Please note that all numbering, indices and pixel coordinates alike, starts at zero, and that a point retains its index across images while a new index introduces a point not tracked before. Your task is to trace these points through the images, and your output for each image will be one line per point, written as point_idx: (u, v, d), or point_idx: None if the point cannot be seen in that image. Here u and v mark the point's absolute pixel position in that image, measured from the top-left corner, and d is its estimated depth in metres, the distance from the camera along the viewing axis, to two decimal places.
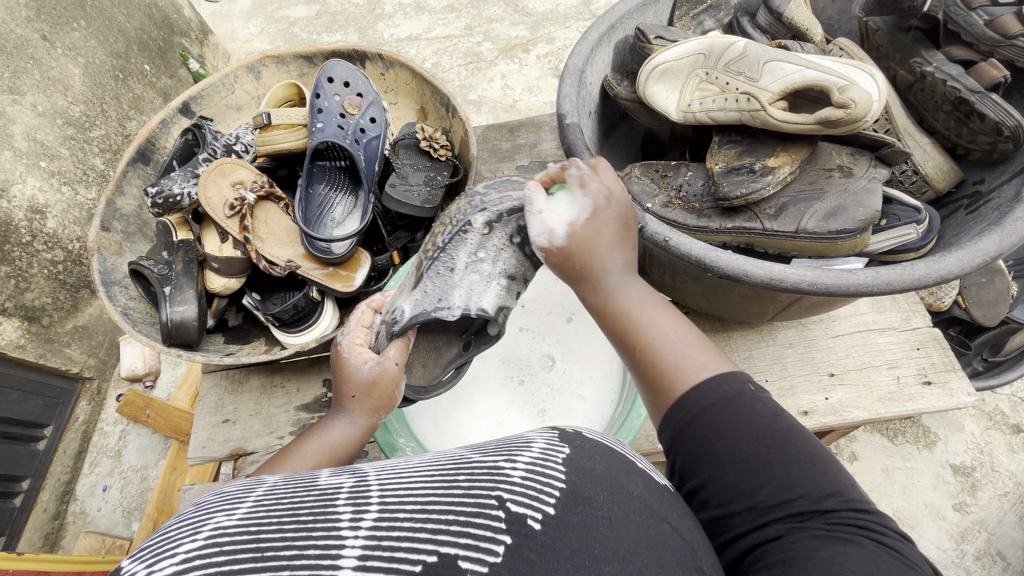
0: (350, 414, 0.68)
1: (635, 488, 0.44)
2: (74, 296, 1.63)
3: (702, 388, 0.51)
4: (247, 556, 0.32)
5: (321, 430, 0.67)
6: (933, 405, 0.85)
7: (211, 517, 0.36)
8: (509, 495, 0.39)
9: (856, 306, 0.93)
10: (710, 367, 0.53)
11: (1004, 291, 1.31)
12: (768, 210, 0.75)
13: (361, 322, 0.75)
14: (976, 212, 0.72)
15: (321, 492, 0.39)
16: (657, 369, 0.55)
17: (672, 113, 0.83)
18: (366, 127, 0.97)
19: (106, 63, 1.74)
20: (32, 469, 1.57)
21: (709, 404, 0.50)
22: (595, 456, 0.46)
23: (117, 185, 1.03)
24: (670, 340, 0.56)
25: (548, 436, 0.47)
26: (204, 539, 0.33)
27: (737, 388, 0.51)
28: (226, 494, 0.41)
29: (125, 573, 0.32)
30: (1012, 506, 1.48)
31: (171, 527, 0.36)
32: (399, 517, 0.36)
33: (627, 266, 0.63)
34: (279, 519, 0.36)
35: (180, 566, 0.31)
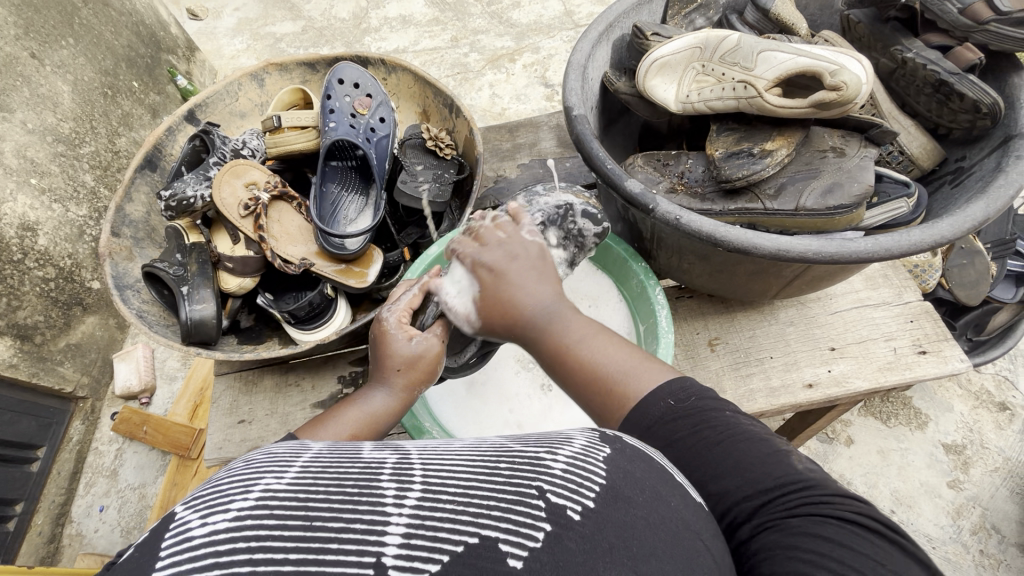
0: (391, 388, 0.67)
1: (673, 498, 0.42)
2: (67, 313, 1.61)
3: (648, 400, 0.53)
4: (297, 522, 0.33)
5: (362, 399, 0.66)
6: (929, 372, 0.89)
7: (262, 475, 0.37)
8: (550, 486, 0.38)
9: (851, 284, 0.98)
10: (651, 381, 0.54)
11: (984, 271, 1.37)
12: (768, 190, 0.79)
13: (409, 303, 0.73)
14: (960, 185, 0.77)
15: (366, 464, 0.39)
16: (599, 388, 0.56)
17: (672, 104, 0.87)
18: (376, 126, 1.02)
19: (94, 80, 1.74)
20: (26, 492, 1.54)
21: (658, 419, 0.51)
22: (636, 459, 0.44)
23: (126, 192, 1.04)
24: (615, 364, 0.56)
25: (588, 434, 0.46)
26: (254, 500, 0.34)
27: (678, 404, 0.52)
28: (271, 454, 0.41)
29: (181, 524, 0.34)
30: (1002, 480, 1.54)
31: (221, 481, 0.37)
32: (442, 499, 0.36)
33: (555, 294, 0.61)
34: (327, 486, 0.36)
35: (232, 524, 0.32)
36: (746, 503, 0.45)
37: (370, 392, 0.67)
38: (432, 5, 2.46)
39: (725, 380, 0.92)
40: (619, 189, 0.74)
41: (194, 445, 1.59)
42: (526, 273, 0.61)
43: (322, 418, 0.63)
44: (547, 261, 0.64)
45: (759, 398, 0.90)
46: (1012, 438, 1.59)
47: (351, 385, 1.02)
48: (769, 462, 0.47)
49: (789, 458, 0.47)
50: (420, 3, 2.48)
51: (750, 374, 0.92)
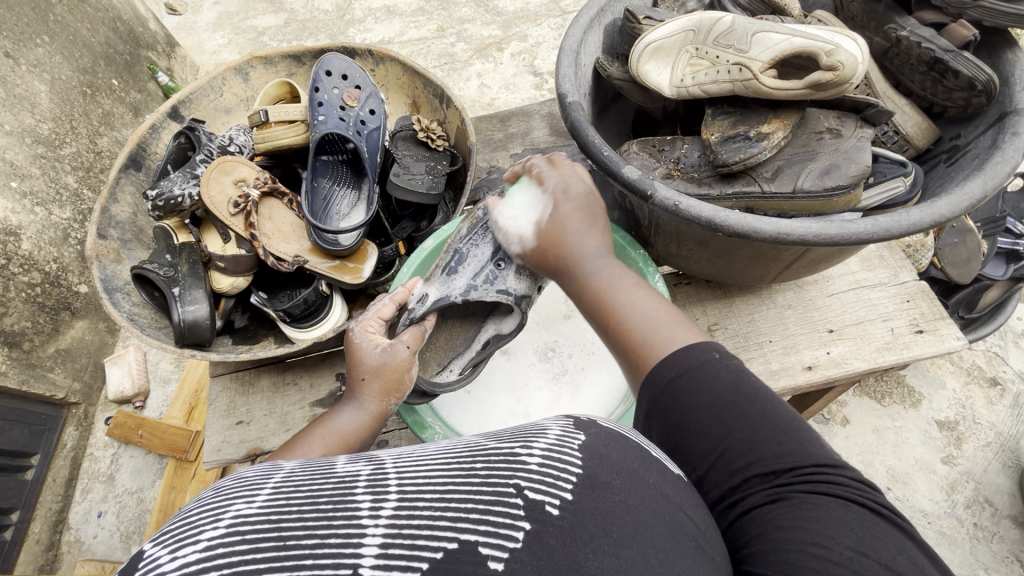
0: (360, 400, 0.70)
1: (650, 477, 0.43)
2: (55, 319, 1.58)
3: (688, 349, 0.52)
4: (269, 545, 0.32)
5: (331, 418, 0.68)
6: (926, 351, 0.90)
7: (232, 502, 0.35)
8: (527, 483, 0.38)
9: (848, 266, 0.98)
10: (682, 339, 0.54)
11: (975, 249, 1.38)
12: (765, 174, 0.79)
13: (379, 313, 0.79)
14: (956, 163, 0.77)
15: (340, 479, 0.38)
16: (629, 343, 0.56)
17: (666, 88, 0.86)
18: (366, 119, 0.98)
19: (72, 78, 1.69)
20: (21, 501, 1.51)
21: (668, 382, 0.51)
22: (609, 442, 0.45)
23: (111, 192, 1.01)
24: (647, 315, 0.57)
25: (563, 422, 0.46)
26: (226, 527, 0.33)
27: (708, 356, 0.51)
28: (243, 477, 0.39)
29: (148, 561, 0.31)
30: (994, 454, 1.57)
31: (191, 512, 0.35)
32: (419, 506, 0.35)
33: (603, 246, 0.66)
34: (300, 506, 0.35)
35: (203, 554, 0.31)
36: (742, 464, 0.46)
37: (339, 411, 0.68)
38: None
39: None
40: (617, 175, 0.74)
41: (191, 447, 1.58)
42: (576, 228, 0.68)
43: (292, 443, 0.63)
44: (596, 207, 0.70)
45: (759, 382, 0.91)
46: (1003, 413, 1.62)
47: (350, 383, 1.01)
48: (784, 436, 0.47)
49: (809, 445, 0.46)
50: None
51: (749, 358, 0.92)
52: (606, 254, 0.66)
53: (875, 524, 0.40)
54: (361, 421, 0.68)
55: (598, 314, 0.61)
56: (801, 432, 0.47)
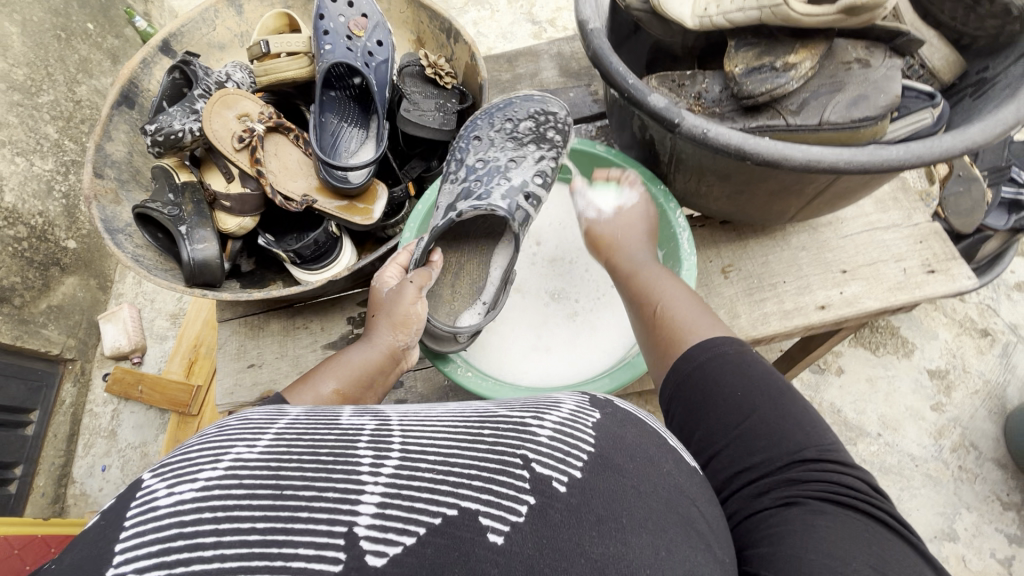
0: (373, 339, 0.75)
1: (664, 465, 0.47)
2: (44, 274, 1.54)
3: (708, 343, 0.61)
4: (266, 493, 0.34)
5: (347, 354, 0.74)
6: (937, 290, 0.91)
7: (234, 444, 0.37)
8: (534, 455, 0.41)
9: (862, 207, 0.98)
10: (709, 330, 0.63)
11: (979, 201, 1.40)
12: (791, 106, 0.77)
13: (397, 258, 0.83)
14: (983, 96, 0.75)
15: (344, 430, 0.40)
16: (664, 326, 0.66)
17: (688, 19, 0.84)
18: (373, 51, 0.94)
19: (45, 21, 1.59)
20: (23, 455, 1.52)
21: (716, 356, 0.59)
22: (624, 424, 0.49)
23: (104, 130, 0.97)
24: (676, 303, 0.68)
25: (578, 400, 0.50)
26: (225, 469, 0.35)
27: (729, 347, 0.60)
28: (247, 419, 0.42)
29: (147, 492, 0.34)
30: (982, 401, 1.62)
31: (192, 449, 0.37)
32: (422, 467, 0.38)
33: (646, 248, 0.78)
34: (300, 455, 0.37)
35: (200, 493, 0.33)
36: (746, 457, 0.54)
37: (352, 348, 0.74)
38: None
39: (739, 306, 0.93)
40: (641, 105, 0.71)
41: (194, 400, 1.57)
42: (625, 227, 0.81)
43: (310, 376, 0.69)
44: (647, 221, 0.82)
45: (773, 321, 0.91)
46: (992, 361, 1.66)
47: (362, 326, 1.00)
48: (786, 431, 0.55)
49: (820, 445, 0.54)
50: None
51: (763, 298, 0.93)
52: (649, 252, 0.78)
53: (868, 525, 0.47)
54: (372, 358, 0.73)
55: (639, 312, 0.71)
56: (801, 431, 0.54)
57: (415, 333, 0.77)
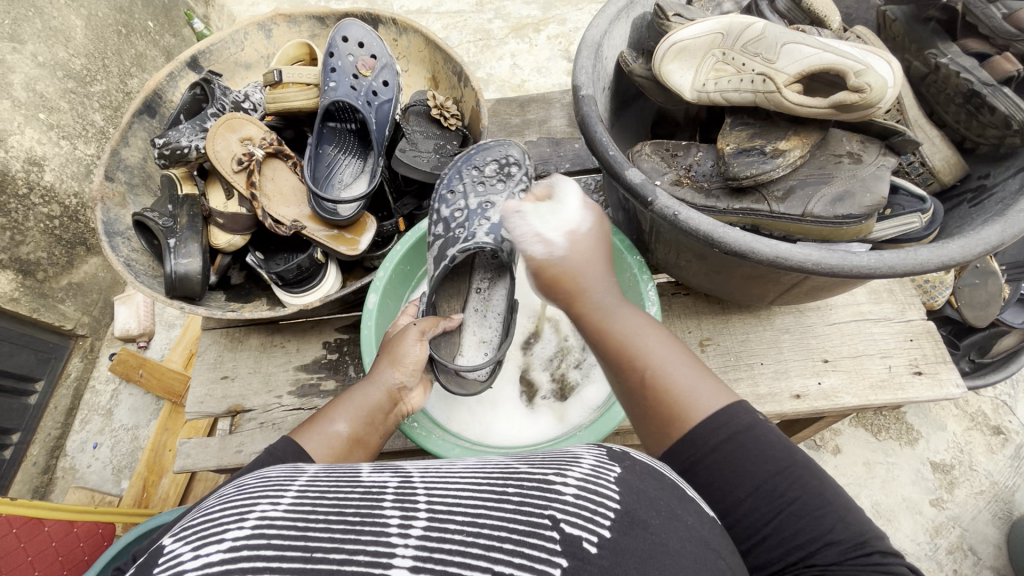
0: (377, 377, 0.71)
1: (687, 518, 0.41)
2: (70, 252, 1.59)
3: (712, 420, 0.49)
4: (295, 554, 0.31)
5: (349, 395, 0.69)
6: (922, 394, 0.87)
7: (256, 504, 0.36)
8: (563, 514, 0.37)
9: (854, 296, 0.95)
10: (715, 402, 0.50)
11: (996, 294, 1.33)
12: (776, 192, 0.76)
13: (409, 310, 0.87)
14: (979, 205, 0.73)
15: (367, 489, 0.38)
16: (658, 400, 0.51)
17: (687, 92, 0.82)
18: (379, 90, 0.99)
19: (108, 17, 1.68)
20: (24, 422, 1.55)
21: (725, 439, 0.48)
22: (644, 476, 0.43)
23: (123, 135, 1.02)
24: (670, 366, 0.52)
25: (597, 453, 0.45)
26: (251, 529, 0.33)
27: (744, 422, 0.49)
28: (267, 478, 0.41)
29: (171, 556, 0.33)
30: (986, 504, 1.48)
31: (215, 510, 0.36)
32: (450, 529, 0.34)
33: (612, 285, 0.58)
34: (326, 514, 0.35)
35: (227, 555, 0.31)
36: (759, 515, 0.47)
37: (355, 388, 0.70)
38: None
39: None
40: (619, 178, 0.71)
41: (185, 393, 1.60)
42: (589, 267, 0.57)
43: (313, 419, 0.65)
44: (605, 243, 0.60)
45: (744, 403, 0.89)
46: (1002, 462, 1.51)
47: (336, 352, 1.02)
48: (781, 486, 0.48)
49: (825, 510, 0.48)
50: None
51: (737, 378, 0.90)
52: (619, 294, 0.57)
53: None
54: (373, 397, 0.69)
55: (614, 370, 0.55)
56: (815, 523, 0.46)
57: (417, 373, 0.74)
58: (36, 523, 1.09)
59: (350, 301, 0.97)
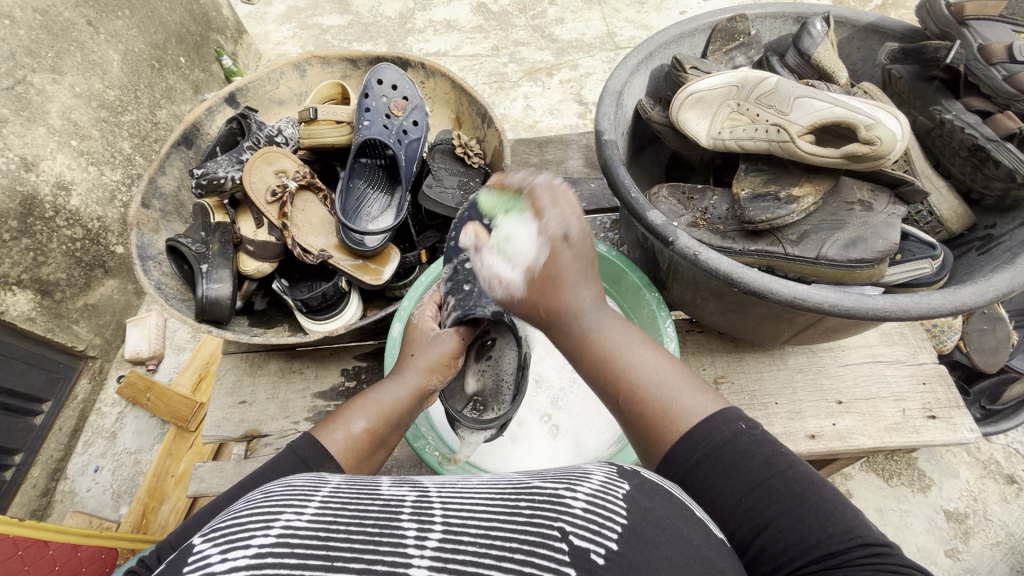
0: (406, 376, 0.70)
1: (694, 537, 0.41)
2: (88, 274, 1.61)
3: (708, 425, 0.49)
4: (317, 563, 0.32)
5: (375, 391, 0.68)
6: (936, 438, 0.87)
7: (282, 511, 0.36)
8: (572, 528, 0.37)
9: (865, 338, 0.97)
10: (704, 405, 0.51)
11: (1004, 340, 1.33)
12: (791, 236, 0.79)
13: (432, 299, 0.84)
14: (987, 253, 0.76)
15: (386, 502, 0.39)
16: (647, 412, 0.52)
17: (703, 138, 0.87)
18: (408, 129, 1.05)
19: (144, 52, 1.76)
20: (27, 443, 1.54)
21: (727, 438, 0.48)
22: (654, 496, 0.44)
23: (160, 165, 1.06)
24: (658, 377, 0.54)
25: (607, 470, 0.46)
26: (276, 536, 0.33)
27: (735, 428, 0.49)
28: (290, 486, 0.41)
29: (199, 557, 0.32)
30: (1004, 556, 1.40)
31: (241, 516, 0.36)
32: (464, 541, 0.35)
33: (599, 299, 0.59)
34: (348, 525, 0.36)
35: (253, 561, 0.31)
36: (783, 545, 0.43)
37: (381, 385, 0.69)
38: (477, 13, 2.48)
39: None
40: (641, 218, 0.75)
41: (193, 417, 1.59)
42: (574, 276, 0.58)
43: (339, 413, 0.63)
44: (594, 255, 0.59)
45: None
46: (1017, 513, 1.45)
47: (354, 380, 1.03)
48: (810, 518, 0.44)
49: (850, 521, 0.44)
50: (467, 9, 2.50)
51: (752, 417, 0.91)
52: (602, 304, 0.60)
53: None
54: (401, 396, 0.68)
55: (605, 381, 0.56)
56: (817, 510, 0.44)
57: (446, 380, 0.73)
58: (41, 546, 1.08)
59: (370, 330, 0.98)
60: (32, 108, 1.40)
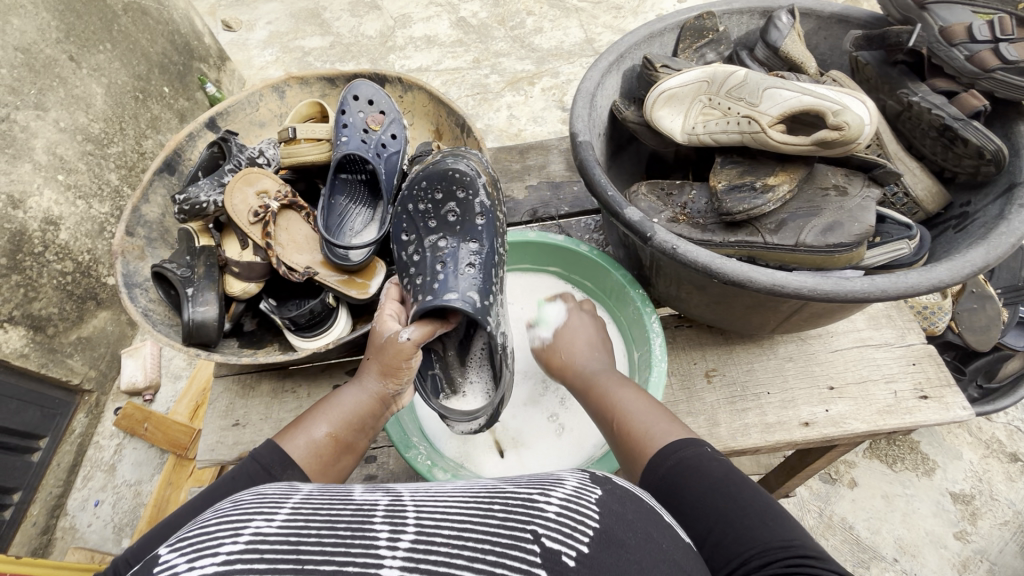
0: (364, 383, 0.68)
1: (664, 542, 0.41)
2: (80, 307, 1.60)
3: (666, 449, 0.58)
4: (287, 567, 0.32)
5: (337, 397, 0.68)
6: (930, 418, 0.87)
7: (252, 518, 0.37)
8: (545, 530, 0.38)
9: (853, 322, 0.97)
10: (673, 433, 0.60)
11: (995, 317, 1.33)
12: (769, 225, 0.79)
13: (392, 296, 0.80)
14: (963, 230, 0.77)
15: (358, 506, 0.39)
16: (630, 437, 0.63)
17: (677, 134, 0.88)
18: (387, 142, 1.05)
19: (127, 84, 1.77)
20: (26, 481, 1.52)
21: (676, 461, 0.56)
22: (625, 500, 0.44)
23: (143, 193, 1.07)
24: (642, 412, 0.65)
25: (580, 476, 0.46)
26: (245, 543, 0.34)
27: (693, 449, 0.57)
28: (262, 495, 0.42)
29: (167, 566, 0.33)
30: (1013, 535, 1.39)
31: (212, 524, 0.37)
32: (437, 542, 0.35)
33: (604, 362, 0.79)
34: (319, 530, 0.36)
35: (221, 566, 0.32)
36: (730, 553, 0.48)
37: (344, 390, 0.69)
38: (457, 27, 2.51)
39: (720, 413, 0.91)
40: (619, 216, 0.75)
41: (191, 445, 1.58)
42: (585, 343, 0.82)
43: (300, 421, 0.65)
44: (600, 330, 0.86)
45: (754, 433, 0.89)
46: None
47: None
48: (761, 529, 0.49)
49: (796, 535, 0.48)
50: (446, 24, 2.53)
51: (745, 408, 0.91)
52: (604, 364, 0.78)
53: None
54: (360, 405, 0.67)
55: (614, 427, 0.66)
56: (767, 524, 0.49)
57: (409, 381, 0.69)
58: None
59: (359, 344, 0.98)
60: (17, 145, 1.41)
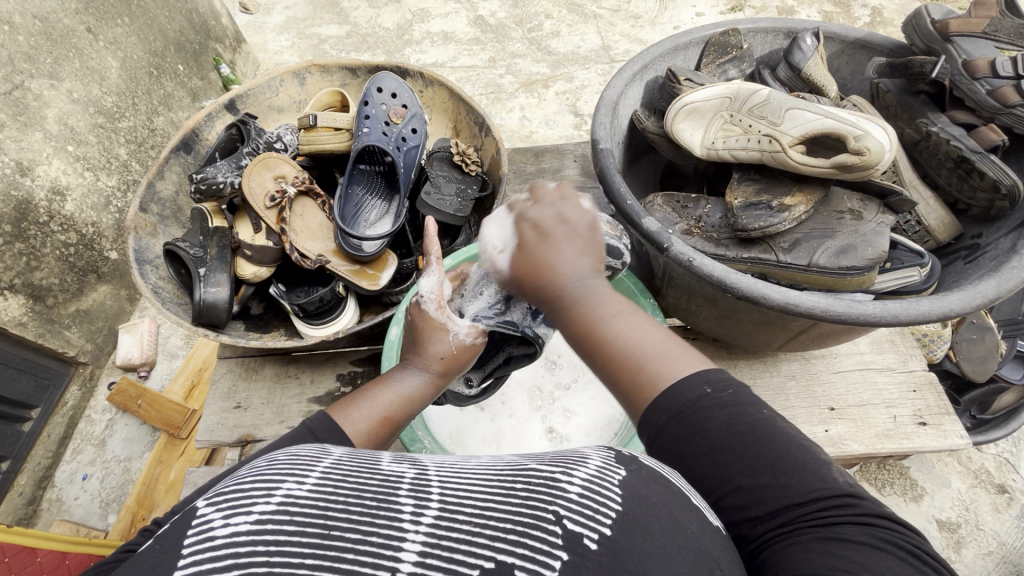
0: (425, 371, 0.66)
1: (689, 527, 0.39)
2: (81, 280, 1.59)
3: (679, 383, 0.49)
4: (315, 531, 0.33)
5: (394, 380, 0.64)
6: (927, 445, 0.89)
7: (283, 480, 0.37)
8: (567, 512, 0.37)
9: (857, 345, 0.98)
10: (684, 365, 0.50)
11: (993, 349, 1.34)
12: (782, 244, 0.80)
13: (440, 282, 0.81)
14: (974, 262, 0.78)
15: (385, 477, 0.39)
16: (627, 365, 0.52)
17: (696, 148, 0.89)
18: (407, 136, 1.06)
19: (142, 59, 1.77)
20: (15, 450, 1.51)
21: (689, 402, 0.47)
22: (651, 482, 0.41)
23: (159, 170, 1.06)
24: (645, 341, 0.53)
25: (604, 453, 0.43)
26: (276, 504, 0.34)
27: (701, 391, 0.48)
28: (295, 455, 0.42)
29: (203, 521, 0.34)
30: (995, 565, 1.40)
31: (245, 480, 0.37)
32: (460, 520, 0.35)
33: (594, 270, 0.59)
34: (346, 497, 0.36)
35: (254, 526, 0.33)
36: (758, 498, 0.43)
37: (402, 374, 0.65)
38: (474, 25, 2.52)
39: None
40: (636, 226, 0.76)
41: (185, 425, 1.57)
42: (562, 244, 0.60)
43: (354, 398, 0.61)
44: (596, 234, 0.62)
45: None
46: (1009, 523, 1.45)
47: (350, 385, 1.03)
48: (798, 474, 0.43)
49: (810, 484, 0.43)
50: (464, 22, 2.53)
51: None
52: (593, 274, 0.59)
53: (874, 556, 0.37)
54: (415, 395, 0.64)
55: (586, 345, 0.56)
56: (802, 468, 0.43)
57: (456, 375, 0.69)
58: (28, 553, 1.09)
59: (366, 335, 0.98)
60: (29, 114, 1.40)
